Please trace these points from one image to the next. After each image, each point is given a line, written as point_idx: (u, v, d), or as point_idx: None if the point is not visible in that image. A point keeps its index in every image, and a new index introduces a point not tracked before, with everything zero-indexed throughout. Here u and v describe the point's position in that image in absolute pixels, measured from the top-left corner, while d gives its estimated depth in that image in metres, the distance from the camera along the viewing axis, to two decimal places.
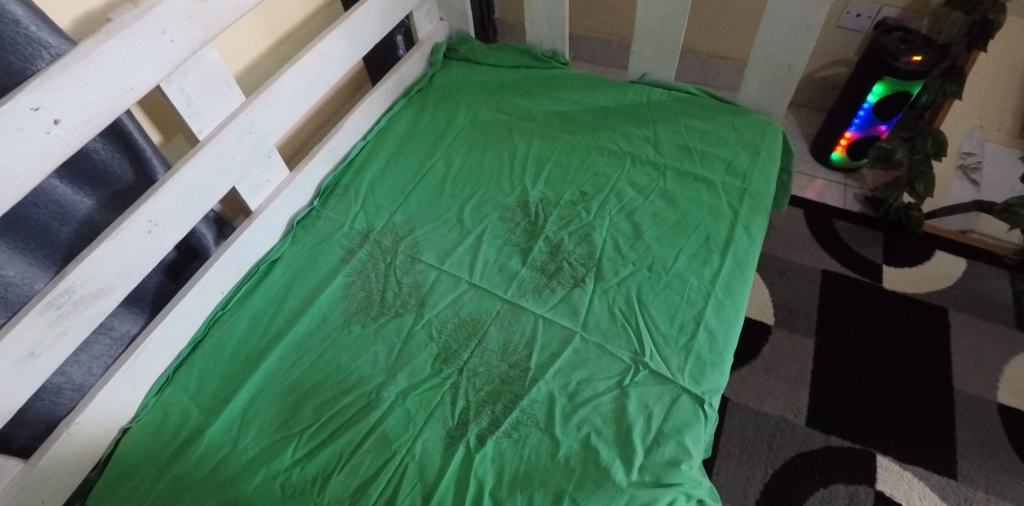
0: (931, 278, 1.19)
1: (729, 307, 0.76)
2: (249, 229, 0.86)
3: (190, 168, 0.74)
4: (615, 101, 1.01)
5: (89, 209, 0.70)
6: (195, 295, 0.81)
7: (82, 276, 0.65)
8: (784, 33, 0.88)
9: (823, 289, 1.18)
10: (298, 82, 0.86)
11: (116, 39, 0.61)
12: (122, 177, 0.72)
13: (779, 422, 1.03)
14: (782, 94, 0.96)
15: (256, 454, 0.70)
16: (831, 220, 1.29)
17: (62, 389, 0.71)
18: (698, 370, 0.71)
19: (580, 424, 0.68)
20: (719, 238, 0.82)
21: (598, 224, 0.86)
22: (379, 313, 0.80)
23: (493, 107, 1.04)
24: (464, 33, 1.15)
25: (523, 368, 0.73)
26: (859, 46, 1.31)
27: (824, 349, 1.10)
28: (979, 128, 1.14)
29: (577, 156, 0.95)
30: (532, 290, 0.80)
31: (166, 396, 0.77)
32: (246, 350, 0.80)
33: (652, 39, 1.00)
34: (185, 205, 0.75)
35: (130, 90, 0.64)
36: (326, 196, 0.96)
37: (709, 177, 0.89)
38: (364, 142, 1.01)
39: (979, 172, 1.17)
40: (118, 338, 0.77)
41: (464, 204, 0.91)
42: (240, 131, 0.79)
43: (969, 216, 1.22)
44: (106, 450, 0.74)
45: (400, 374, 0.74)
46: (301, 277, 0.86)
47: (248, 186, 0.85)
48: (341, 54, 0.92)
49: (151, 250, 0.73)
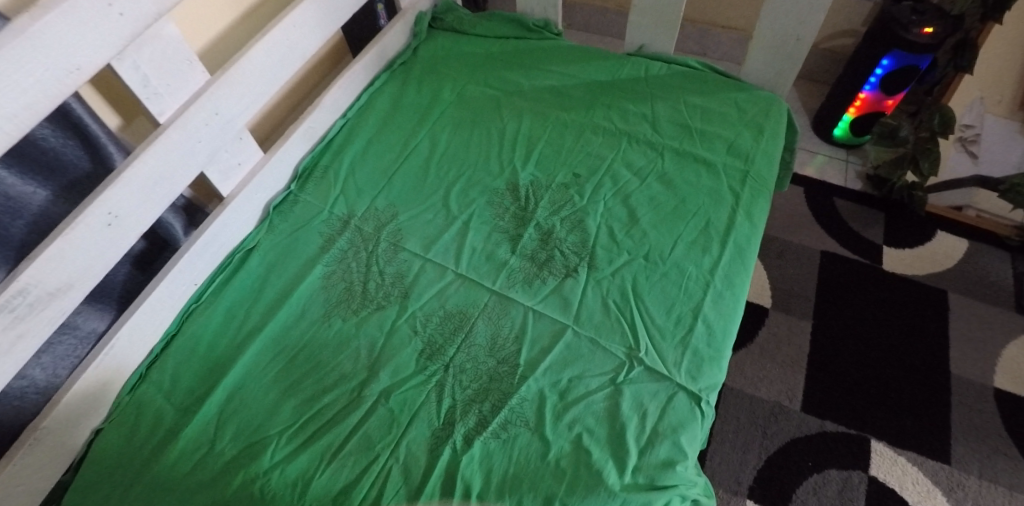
0: (932, 259, 1.16)
1: (728, 298, 0.72)
2: (222, 216, 0.81)
3: (151, 155, 0.69)
4: (610, 76, 0.96)
5: (44, 200, 0.65)
6: (166, 288, 0.76)
7: (36, 275, 0.61)
8: (792, 2, 0.83)
9: (822, 271, 1.15)
10: (270, 56, 0.80)
11: (54, 14, 0.55)
12: (77, 165, 0.67)
13: (774, 407, 1.01)
14: (788, 68, 0.92)
15: (233, 456, 0.67)
16: (831, 198, 1.25)
17: (26, 393, 0.67)
18: (695, 366, 0.68)
19: (571, 423, 0.65)
20: (719, 225, 0.78)
21: (591, 210, 0.81)
22: (360, 305, 0.76)
23: (481, 80, 0.98)
24: (450, 1, 1.08)
25: (512, 364, 0.70)
26: (867, 15, 1.25)
27: (820, 331, 1.08)
28: (979, 100, 1.10)
29: (570, 135, 0.90)
30: (521, 281, 0.76)
31: (138, 394, 0.74)
32: (221, 345, 0.76)
33: (650, 8, 0.94)
34: (147, 195, 0.70)
35: (76, 71, 0.58)
36: (304, 179, 0.90)
37: (709, 159, 0.84)
38: (344, 120, 0.95)
39: (978, 145, 1.13)
40: (84, 336, 0.73)
41: (450, 187, 0.86)
42: (206, 112, 0.74)
43: (964, 192, 1.19)
44: (78, 453, 0.71)
45: (383, 371, 0.71)
46: (278, 266, 0.82)
47: (217, 171, 0.80)
48: (315, 25, 0.86)
49: (113, 243, 0.68)
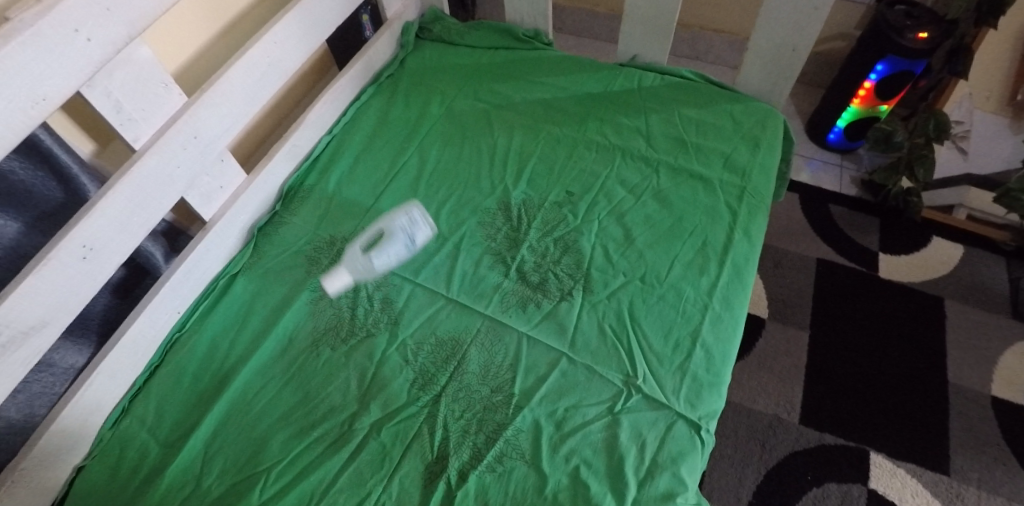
0: (928, 265, 1.15)
1: (726, 321, 0.71)
2: (204, 242, 0.78)
3: (127, 183, 0.66)
4: (603, 88, 0.94)
5: (18, 232, 0.62)
6: (147, 319, 0.74)
7: (8, 315, 0.58)
8: (787, 13, 0.82)
9: (818, 279, 1.14)
10: (251, 75, 0.77)
11: (16, 43, 0.52)
12: (49, 196, 0.64)
13: (772, 420, 1.00)
14: (784, 79, 0.90)
15: (219, 495, 0.65)
16: (826, 205, 1.24)
17: (1, 435, 0.65)
18: (694, 393, 0.66)
19: (568, 455, 0.63)
20: (716, 244, 0.76)
21: (586, 229, 0.79)
22: (349, 333, 0.74)
23: (471, 94, 0.96)
24: (437, 11, 1.06)
25: (507, 394, 0.68)
26: (861, 17, 1.24)
27: (818, 341, 1.07)
28: (969, 96, 1.08)
29: (563, 151, 0.88)
30: (515, 305, 0.74)
31: (121, 429, 0.71)
32: (206, 377, 0.74)
33: (643, 18, 0.92)
34: (123, 225, 0.67)
35: (42, 101, 0.55)
36: (289, 199, 0.88)
37: (705, 174, 0.82)
38: (330, 136, 0.92)
39: (967, 141, 1.12)
40: (62, 372, 0.70)
41: (440, 207, 0.84)
42: (184, 135, 0.71)
43: (957, 191, 1.17)
44: (61, 490, 0.69)
45: (374, 403, 0.69)
46: (264, 292, 0.79)
47: (198, 195, 0.77)
48: (298, 41, 0.83)
49: (88, 276, 0.65)
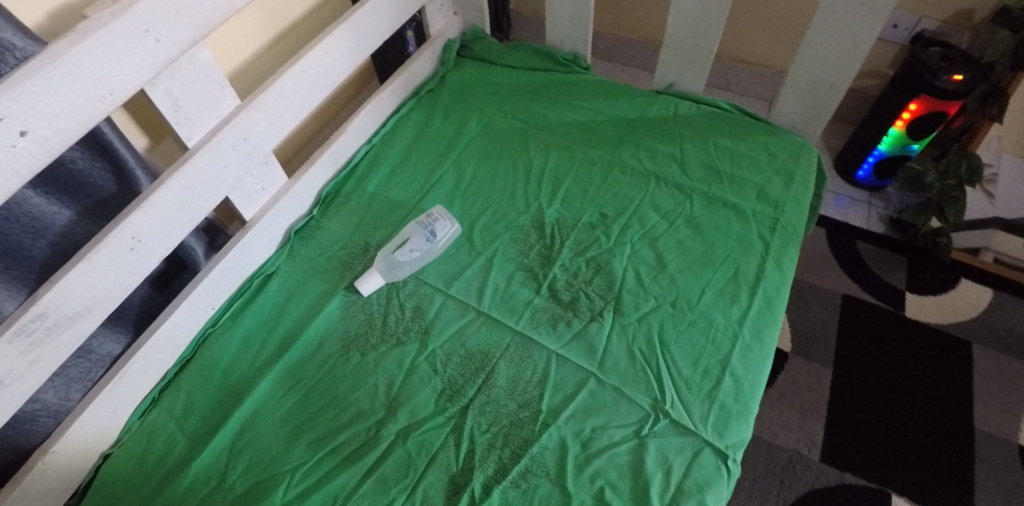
0: (956, 307, 1.14)
1: (756, 351, 0.70)
2: (243, 241, 0.80)
3: (178, 179, 0.68)
4: (639, 114, 0.95)
5: (68, 220, 0.64)
6: (183, 313, 0.75)
7: (55, 300, 0.59)
8: (827, 50, 0.83)
9: (843, 315, 1.13)
10: (301, 83, 0.80)
11: (91, 40, 0.54)
12: (102, 186, 0.66)
13: (792, 456, 0.99)
14: (820, 114, 0.91)
15: (244, 492, 0.65)
16: (853, 241, 1.24)
17: (37, 417, 0.66)
18: (721, 422, 0.66)
19: (593, 476, 0.63)
20: (748, 274, 0.76)
21: (618, 252, 0.80)
22: (380, 340, 0.75)
23: (509, 113, 0.98)
24: (478, 30, 1.08)
25: (534, 410, 0.68)
26: (894, 57, 1.23)
27: (841, 378, 1.06)
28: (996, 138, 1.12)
29: (598, 174, 0.89)
30: (546, 322, 0.74)
31: (150, 420, 0.72)
32: (236, 374, 0.75)
33: (682, 48, 0.93)
34: (171, 220, 0.69)
35: (108, 96, 0.58)
36: (327, 204, 0.90)
37: (739, 204, 0.83)
38: (369, 146, 0.95)
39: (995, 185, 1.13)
40: (98, 359, 0.72)
41: (474, 221, 0.86)
42: (234, 137, 0.73)
43: (984, 234, 1.17)
44: (84, 478, 0.69)
45: (401, 410, 0.69)
46: (297, 294, 0.81)
47: (241, 195, 0.79)
48: (347, 52, 0.85)
49: (133, 268, 0.67)
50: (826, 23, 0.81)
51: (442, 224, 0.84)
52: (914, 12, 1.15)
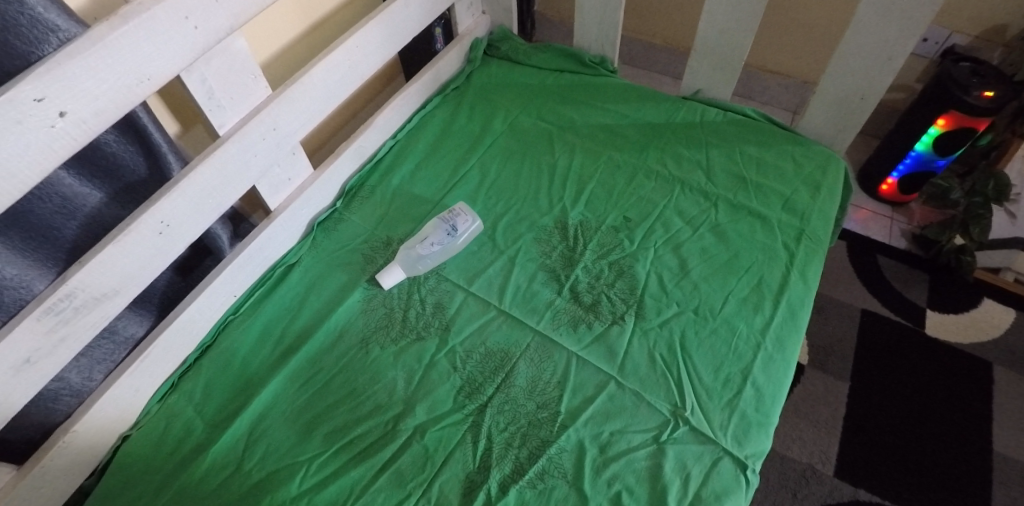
0: (978, 327, 1.12)
1: (779, 362, 0.70)
2: (268, 230, 0.80)
3: (208, 165, 0.68)
4: (665, 119, 0.95)
5: (98, 202, 0.65)
6: (206, 299, 0.75)
7: (84, 281, 0.60)
8: (859, 61, 0.83)
9: (862, 330, 1.12)
10: (332, 75, 0.80)
11: (133, 24, 0.55)
12: (134, 170, 0.67)
13: (805, 469, 0.98)
14: (849, 126, 0.90)
15: (261, 479, 0.65)
16: (874, 255, 1.23)
17: (59, 395, 0.67)
18: (742, 431, 0.65)
19: (611, 480, 0.63)
20: (771, 284, 0.75)
21: (641, 256, 0.80)
22: (400, 334, 0.75)
23: (534, 113, 0.98)
24: (506, 29, 1.08)
25: (553, 411, 0.68)
26: (923, 71, 1.22)
27: (857, 393, 1.05)
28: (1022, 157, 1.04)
29: (622, 178, 0.89)
30: (567, 324, 0.74)
31: (169, 404, 0.72)
32: (256, 362, 0.75)
33: (711, 55, 0.93)
34: (199, 206, 0.70)
35: (147, 80, 0.58)
36: (350, 197, 0.90)
37: (764, 213, 0.82)
38: (394, 141, 0.95)
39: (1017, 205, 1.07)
40: (121, 341, 0.73)
41: (497, 220, 0.86)
42: (264, 127, 0.74)
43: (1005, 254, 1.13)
44: (103, 458, 0.69)
45: (419, 405, 0.69)
46: (319, 285, 0.81)
47: (268, 185, 0.80)
48: (377, 47, 0.85)
49: (160, 252, 0.67)
50: (860, 34, 0.80)
51: (463, 219, 0.84)
52: (946, 27, 1.13)
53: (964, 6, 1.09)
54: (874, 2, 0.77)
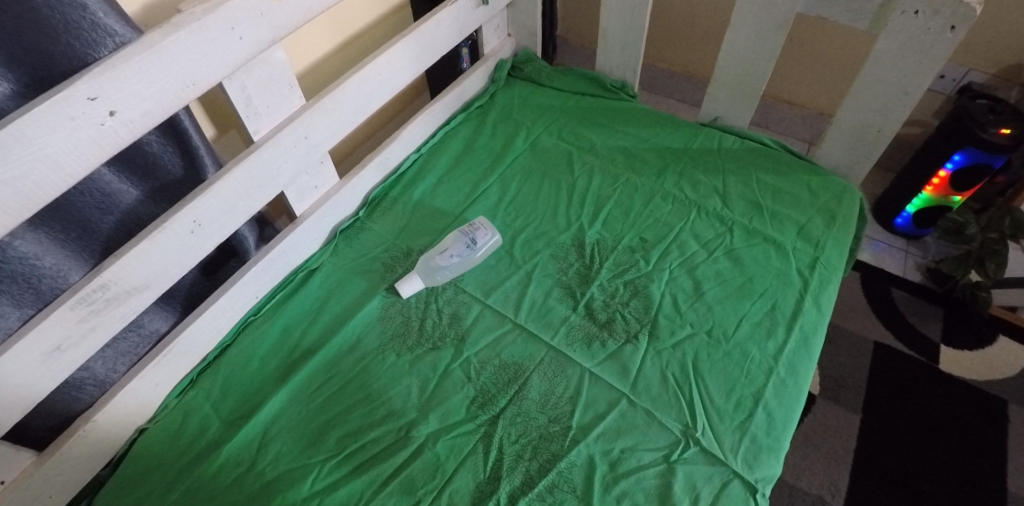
0: (992, 364, 1.11)
1: (791, 387, 0.70)
2: (292, 235, 0.82)
3: (241, 169, 0.71)
4: (682, 143, 0.97)
5: (134, 199, 0.68)
6: (229, 298, 0.77)
7: (118, 273, 0.62)
8: (878, 95, 0.84)
9: (875, 363, 1.12)
10: (363, 89, 0.83)
11: (184, 32, 0.58)
12: (170, 170, 0.70)
13: (814, 500, 0.97)
14: (865, 158, 0.92)
15: (276, 476, 0.66)
16: (888, 288, 1.23)
17: (84, 384, 0.70)
18: (752, 454, 0.65)
19: (619, 497, 0.63)
20: (785, 309, 0.76)
21: (656, 276, 0.81)
22: (415, 343, 0.76)
23: (555, 134, 1.01)
24: (530, 52, 1.12)
25: (564, 426, 0.68)
26: (940, 107, 1.23)
27: (869, 425, 1.04)
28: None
29: (640, 199, 0.90)
30: (581, 340, 0.75)
31: (188, 399, 0.74)
32: (274, 363, 0.76)
33: (730, 83, 0.95)
34: (231, 207, 0.72)
35: (191, 85, 0.61)
36: (372, 207, 0.92)
37: (779, 239, 0.83)
38: (417, 154, 0.98)
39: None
40: (146, 335, 0.76)
41: (515, 235, 0.88)
42: (296, 135, 0.77)
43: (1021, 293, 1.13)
44: (120, 449, 0.71)
45: (433, 413, 0.70)
46: (339, 291, 0.83)
47: (296, 191, 0.82)
48: (408, 63, 0.88)
49: (191, 250, 0.69)
50: (879, 67, 0.81)
51: (484, 233, 0.86)
52: (963, 63, 1.15)
53: (982, 45, 1.11)
54: (893, 37, 0.78)
